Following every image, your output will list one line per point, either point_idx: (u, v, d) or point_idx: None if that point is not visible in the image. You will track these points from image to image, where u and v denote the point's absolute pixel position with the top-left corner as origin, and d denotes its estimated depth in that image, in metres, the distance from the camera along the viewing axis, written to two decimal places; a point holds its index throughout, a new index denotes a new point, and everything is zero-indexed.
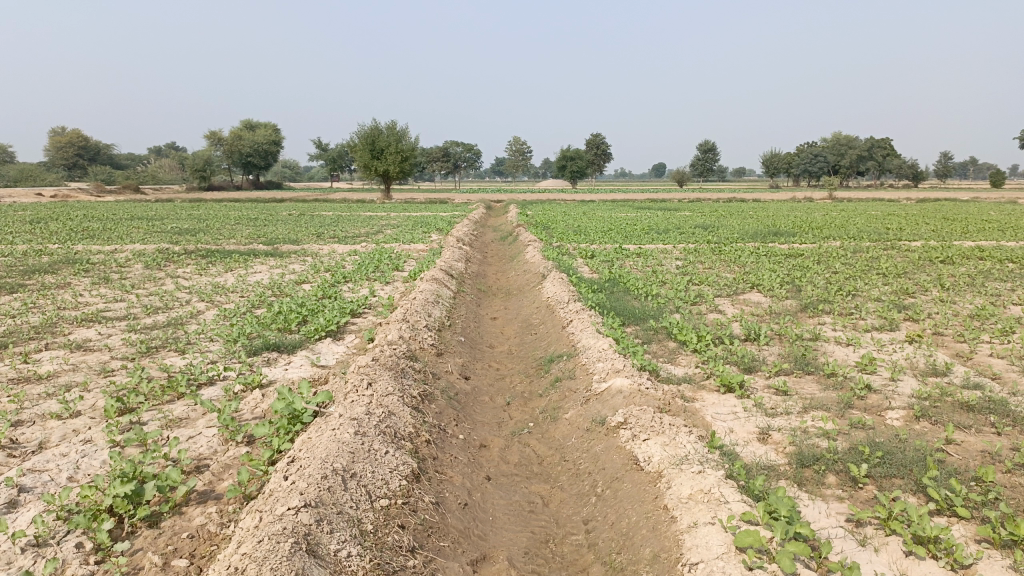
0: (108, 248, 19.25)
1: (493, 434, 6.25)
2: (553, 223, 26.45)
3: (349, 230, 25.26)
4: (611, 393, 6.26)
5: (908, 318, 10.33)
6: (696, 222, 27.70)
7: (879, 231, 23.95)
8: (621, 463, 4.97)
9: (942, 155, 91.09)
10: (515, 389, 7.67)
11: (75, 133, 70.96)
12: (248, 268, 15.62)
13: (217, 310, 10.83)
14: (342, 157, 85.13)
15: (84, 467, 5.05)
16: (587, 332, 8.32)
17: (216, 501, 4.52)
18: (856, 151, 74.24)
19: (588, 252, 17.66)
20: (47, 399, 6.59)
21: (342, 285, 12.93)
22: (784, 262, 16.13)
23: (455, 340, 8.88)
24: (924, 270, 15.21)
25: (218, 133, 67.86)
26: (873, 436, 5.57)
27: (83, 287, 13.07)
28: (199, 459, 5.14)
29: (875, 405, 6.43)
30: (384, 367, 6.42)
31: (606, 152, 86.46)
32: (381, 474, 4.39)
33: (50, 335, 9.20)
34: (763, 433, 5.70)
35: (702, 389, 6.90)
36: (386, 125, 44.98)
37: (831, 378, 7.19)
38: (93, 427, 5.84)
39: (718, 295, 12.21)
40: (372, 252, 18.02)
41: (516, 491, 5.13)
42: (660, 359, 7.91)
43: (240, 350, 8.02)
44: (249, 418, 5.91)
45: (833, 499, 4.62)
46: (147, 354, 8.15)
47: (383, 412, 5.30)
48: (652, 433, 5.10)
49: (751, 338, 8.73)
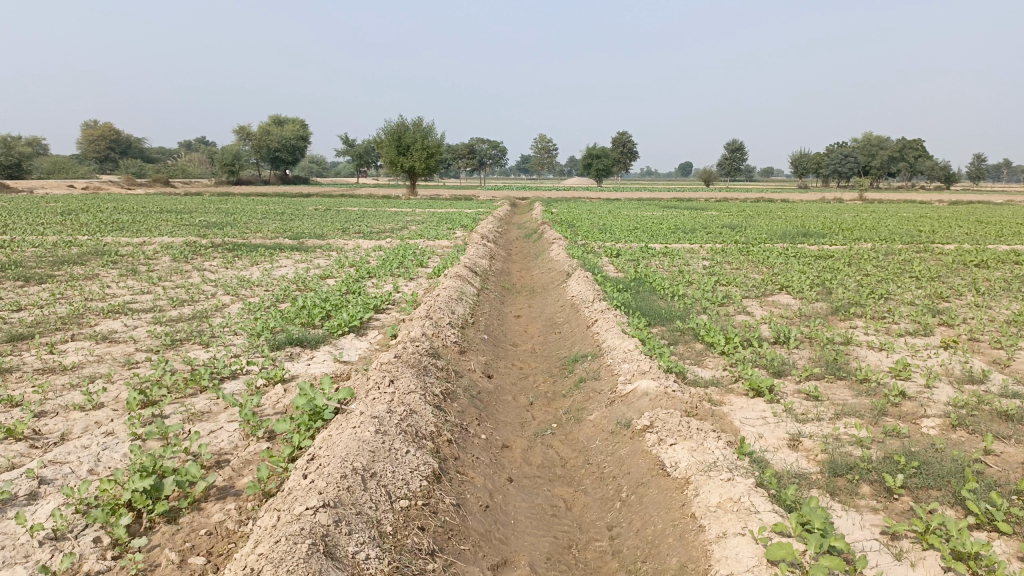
0: (137, 240, 19.44)
1: (515, 435, 6.14)
2: (578, 221, 26.29)
3: (374, 226, 25.33)
4: (637, 395, 6.13)
5: (942, 323, 10.08)
6: (723, 222, 27.41)
7: (911, 233, 23.51)
8: (647, 467, 4.84)
9: (977, 156, 89.36)
10: (538, 389, 7.56)
11: (107, 126, 72.00)
12: (273, 262, 15.66)
13: (242, 303, 10.85)
14: (369, 152, 85.48)
15: (105, 460, 5.03)
16: (612, 332, 8.18)
17: (235, 497, 4.47)
18: (887, 152, 73.17)
19: (613, 250, 17.50)
20: (71, 390, 6.60)
21: (366, 281, 12.90)
22: (814, 264, 15.84)
23: (478, 337, 8.79)
24: (958, 274, 14.87)
25: (247, 128, 68.53)
26: (908, 445, 5.40)
27: (111, 278, 13.18)
28: (219, 454, 5.10)
29: (910, 413, 6.25)
30: (406, 364, 6.34)
31: (632, 150, 85.88)
32: (401, 474, 4.31)
33: (76, 326, 9.26)
34: (793, 439, 5.55)
35: (730, 392, 6.75)
36: (413, 121, 45.07)
37: (863, 384, 7.00)
38: (115, 420, 5.83)
39: (745, 296, 12.02)
40: (396, 247, 18.01)
41: (538, 494, 5.03)
42: (687, 361, 7.76)
43: (263, 345, 8.00)
44: (270, 413, 5.87)
45: (867, 511, 4.47)
46: (170, 347, 8.16)
47: (405, 410, 5.22)
48: (679, 437, 4.96)
49: (780, 341, 8.55)
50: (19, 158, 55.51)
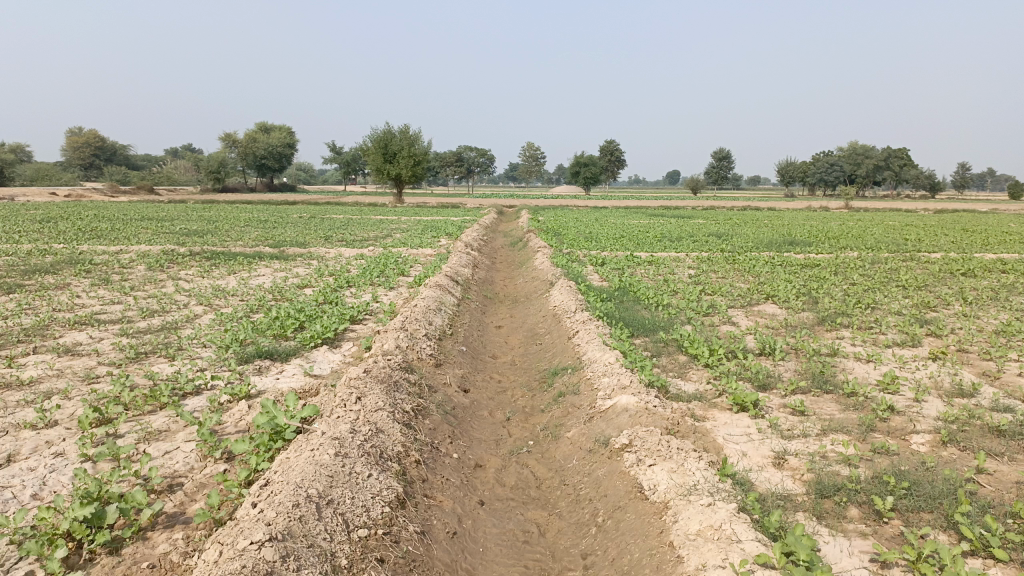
0: (113, 249, 19.03)
1: (489, 454, 5.87)
2: (564, 229, 26.07)
3: (358, 234, 25.02)
4: (617, 411, 5.88)
5: (930, 333, 9.89)
6: (710, 230, 27.28)
7: (897, 241, 23.46)
8: (624, 490, 4.59)
9: (961, 164, 90.05)
10: (516, 404, 7.29)
11: (92, 134, 71.35)
12: (251, 271, 15.34)
13: (214, 314, 10.52)
14: (356, 160, 85.08)
15: (50, 483, 4.72)
16: (593, 344, 7.94)
17: (184, 526, 4.18)
18: (872, 161, 73.62)
19: (598, 259, 17.29)
20: (24, 407, 6.28)
21: (344, 291, 12.60)
22: (800, 273, 15.68)
23: (456, 350, 8.51)
24: (945, 283, 14.74)
25: (233, 136, 68.09)
26: (897, 464, 5.16)
27: (82, 288, 12.80)
28: (172, 477, 4.82)
29: (898, 429, 6.03)
30: (376, 379, 6.06)
31: (619, 158, 85.98)
32: (362, 500, 4.03)
33: (39, 339, 8.90)
34: (778, 457, 5.33)
35: (714, 407, 6.50)
36: (399, 129, 44.77)
37: (851, 398, 6.78)
38: (67, 439, 5.52)
39: (731, 306, 11.82)
40: (378, 256, 17.70)
41: (510, 518, 4.75)
42: (670, 373, 7.52)
43: (231, 358, 7.71)
44: (232, 432, 5.59)
45: (855, 536, 4.23)
46: (135, 360, 7.84)
47: (370, 430, 4.94)
48: (658, 458, 4.71)
49: (765, 353, 8.33)
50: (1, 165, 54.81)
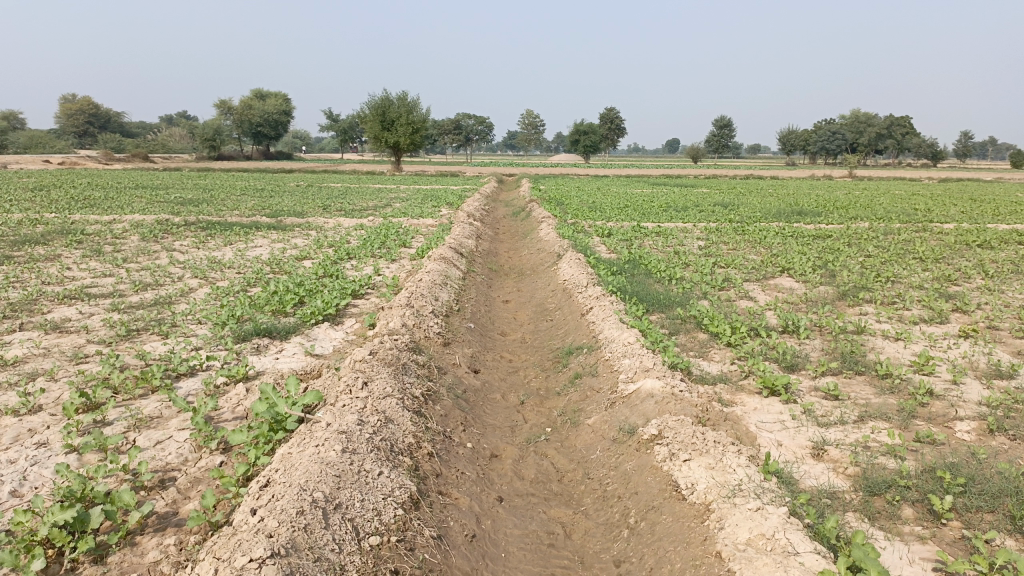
0: (107, 219, 18.47)
1: (505, 442, 5.47)
2: (567, 199, 25.54)
3: (357, 203, 24.47)
4: (641, 397, 5.49)
5: (956, 308, 9.47)
6: (715, 200, 26.77)
7: (907, 212, 22.91)
8: (658, 488, 4.22)
9: (962, 133, 88.96)
10: (530, 386, 6.90)
11: (85, 100, 70.23)
12: (248, 241, 14.88)
13: (210, 288, 10.08)
14: (353, 127, 84.01)
15: (32, 478, 4.33)
16: (609, 322, 7.54)
17: (177, 529, 3.80)
18: (874, 129, 72.74)
19: (605, 230, 16.84)
20: (7, 390, 5.88)
21: (345, 263, 12.15)
22: (813, 244, 15.27)
23: (464, 326, 8.10)
24: (962, 255, 14.30)
25: (229, 103, 67.23)
26: (946, 456, 4.79)
27: (73, 260, 12.32)
28: (164, 471, 4.44)
29: (940, 415, 5.66)
30: (382, 362, 5.64)
31: (619, 126, 84.93)
32: (372, 502, 3.64)
33: (26, 314, 8.47)
34: (816, 447, 4.96)
35: (742, 391, 6.11)
36: (397, 96, 43.89)
37: (886, 380, 6.39)
38: (51, 427, 5.12)
39: (746, 279, 11.41)
40: (379, 226, 17.25)
41: (532, 517, 4.36)
42: (691, 353, 7.13)
43: (228, 336, 7.30)
44: (229, 419, 5.20)
45: (913, 540, 3.86)
46: (126, 338, 7.44)
47: (379, 420, 4.55)
48: (694, 452, 4.33)
49: (789, 331, 7.92)
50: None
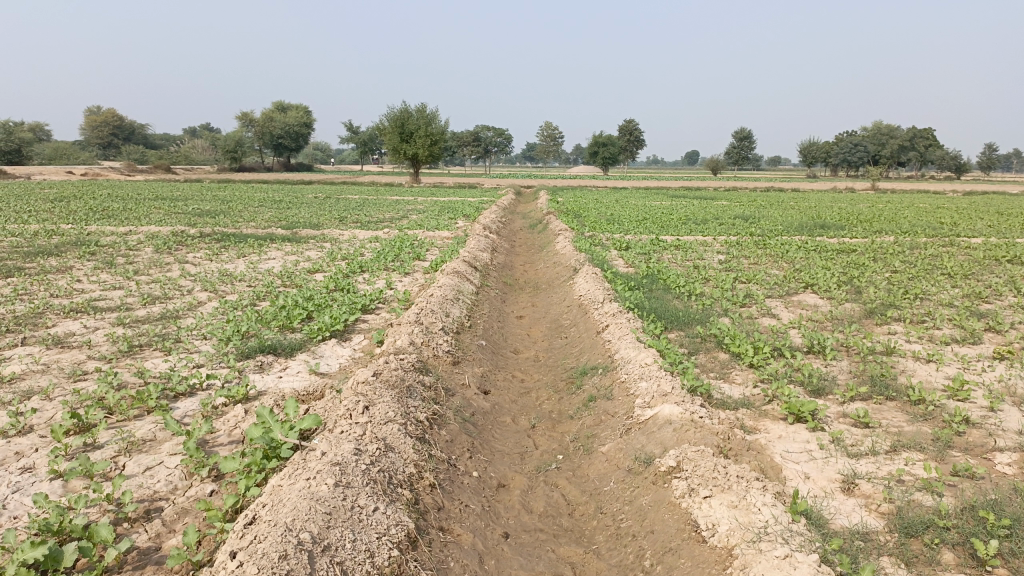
0: (123, 230, 18.44)
1: (514, 471, 5.18)
2: (584, 211, 25.28)
3: (374, 215, 24.37)
4: (658, 423, 5.18)
5: (989, 327, 9.07)
6: (735, 212, 26.37)
7: (933, 225, 22.42)
8: (676, 528, 3.93)
9: (987, 146, 87.67)
10: (542, 408, 6.61)
11: (110, 112, 71.08)
12: (261, 254, 14.74)
13: (218, 302, 9.89)
14: (373, 139, 84.30)
15: (11, 508, 4.10)
16: (625, 341, 7.24)
17: (158, 568, 3.55)
18: (898, 141, 71.84)
19: (622, 243, 16.55)
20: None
21: (357, 276, 11.95)
22: (836, 258, 14.89)
23: (475, 344, 7.82)
24: (992, 271, 13.84)
25: (250, 115, 67.76)
26: (987, 491, 4.44)
27: (83, 272, 12.20)
28: (150, 502, 4.19)
29: (979, 445, 5.30)
30: (386, 384, 5.38)
31: (638, 138, 84.55)
32: (365, 543, 3.37)
33: (29, 328, 8.29)
34: (846, 482, 4.63)
35: (765, 417, 5.79)
36: (416, 107, 43.96)
37: (918, 406, 6.03)
38: (39, 450, 4.90)
39: (768, 295, 11.07)
40: (393, 238, 17.08)
41: (539, 556, 4.06)
42: (711, 376, 6.81)
43: (231, 353, 7.07)
44: (224, 444, 4.96)
45: None
46: (127, 354, 7.24)
47: (378, 448, 4.28)
48: (715, 488, 4.03)
49: (814, 351, 7.58)
50: (21, 142, 54.57)
